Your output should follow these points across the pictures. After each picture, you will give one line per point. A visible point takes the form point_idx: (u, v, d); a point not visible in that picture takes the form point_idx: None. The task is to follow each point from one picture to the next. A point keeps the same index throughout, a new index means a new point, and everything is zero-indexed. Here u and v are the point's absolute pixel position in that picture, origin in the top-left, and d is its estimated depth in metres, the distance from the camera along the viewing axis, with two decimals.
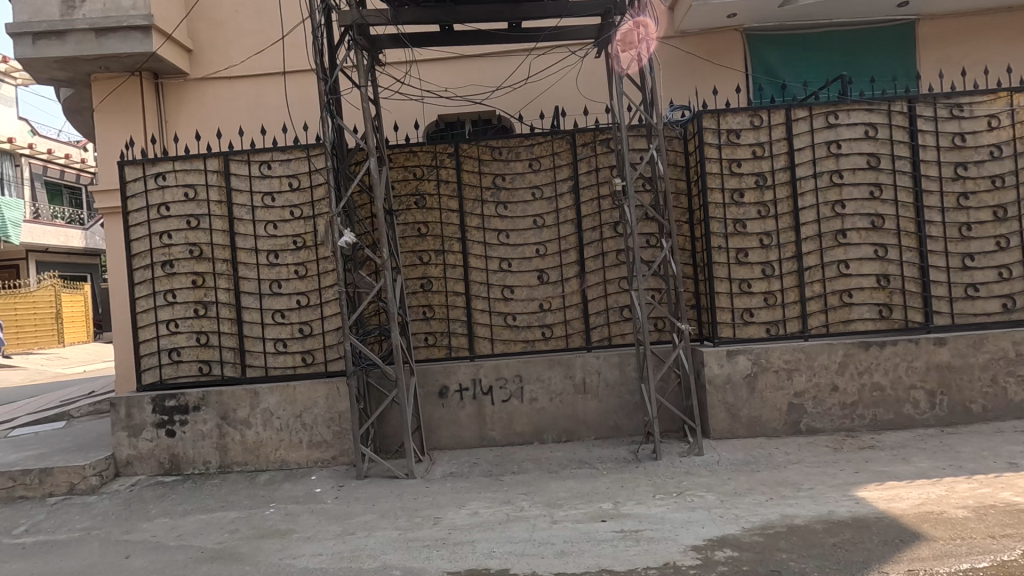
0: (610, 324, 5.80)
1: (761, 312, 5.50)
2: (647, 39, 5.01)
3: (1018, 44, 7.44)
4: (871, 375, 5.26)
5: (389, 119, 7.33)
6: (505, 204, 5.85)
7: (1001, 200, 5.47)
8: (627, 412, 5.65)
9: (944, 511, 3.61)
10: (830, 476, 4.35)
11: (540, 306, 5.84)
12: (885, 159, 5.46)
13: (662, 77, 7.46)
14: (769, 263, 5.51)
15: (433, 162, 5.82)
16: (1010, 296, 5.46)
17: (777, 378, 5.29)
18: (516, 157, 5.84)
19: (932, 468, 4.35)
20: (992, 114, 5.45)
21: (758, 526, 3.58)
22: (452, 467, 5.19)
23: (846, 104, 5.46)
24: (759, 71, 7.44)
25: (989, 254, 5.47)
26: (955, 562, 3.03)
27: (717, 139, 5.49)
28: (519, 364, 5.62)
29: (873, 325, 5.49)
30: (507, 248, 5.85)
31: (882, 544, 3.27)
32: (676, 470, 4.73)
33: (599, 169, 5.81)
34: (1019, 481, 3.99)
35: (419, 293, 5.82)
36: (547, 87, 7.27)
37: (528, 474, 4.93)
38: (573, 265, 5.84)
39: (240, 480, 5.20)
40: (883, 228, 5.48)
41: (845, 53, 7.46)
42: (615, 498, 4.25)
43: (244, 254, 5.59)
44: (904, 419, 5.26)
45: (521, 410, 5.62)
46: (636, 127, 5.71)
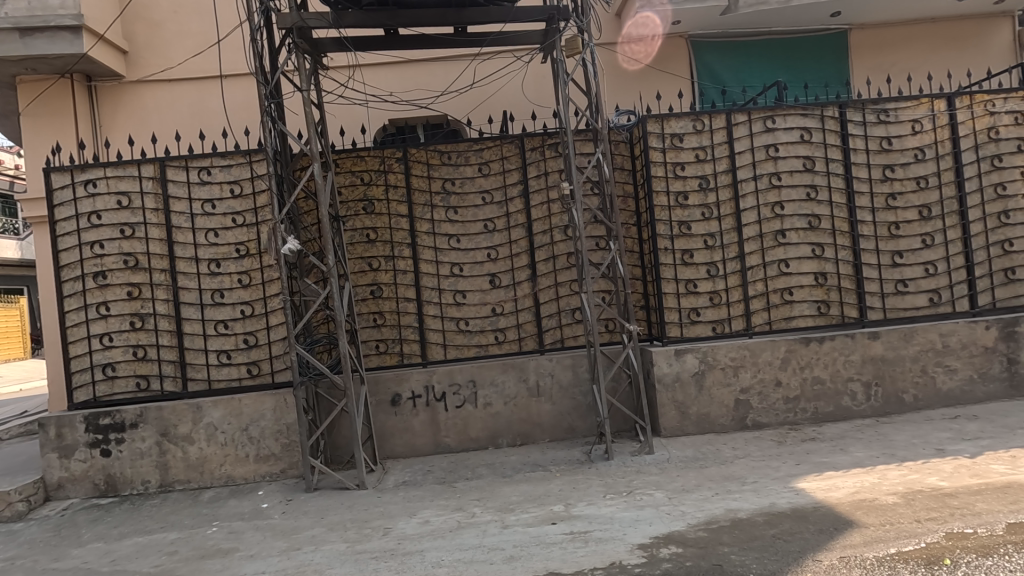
0: (563, 326, 5.84)
1: (706, 311, 5.65)
2: (591, 44, 5.07)
3: (943, 53, 7.90)
4: (812, 370, 5.46)
5: (334, 124, 7.26)
6: (456, 209, 5.83)
7: (926, 200, 5.77)
8: (580, 413, 5.69)
9: (876, 498, 3.77)
10: (773, 469, 4.49)
11: (492, 310, 5.83)
12: (819, 162, 5.70)
13: (608, 82, 7.62)
14: (713, 264, 5.66)
15: (381, 167, 5.76)
16: (936, 291, 5.77)
17: (724, 376, 5.43)
18: (466, 162, 5.83)
19: (867, 456, 4.54)
20: (915, 119, 5.76)
21: (703, 521, 3.66)
22: (404, 476, 5.11)
23: (782, 108, 5.66)
24: (703, 77, 7.66)
25: (916, 252, 5.77)
26: (883, 547, 3.15)
27: (661, 143, 5.62)
28: (472, 369, 5.59)
29: (813, 321, 5.70)
30: (458, 253, 5.82)
31: (817, 533, 3.39)
32: (627, 470, 4.80)
33: (548, 172, 5.85)
34: (945, 467, 4.20)
35: (369, 299, 5.73)
36: (493, 92, 7.35)
37: (482, 479, 4.91)
38: (525, 269, 5.85)
39: (182, 499, 5.00)
40: (820, 228, 5.70)
41: (782, 60, 7.78)
42: (567, 500, 4.27)
43: (183, 264, 5.38)
44: (843, 411, 5.48)
45: (475, 415, 5.60)
46: (583, 132, 5.80)
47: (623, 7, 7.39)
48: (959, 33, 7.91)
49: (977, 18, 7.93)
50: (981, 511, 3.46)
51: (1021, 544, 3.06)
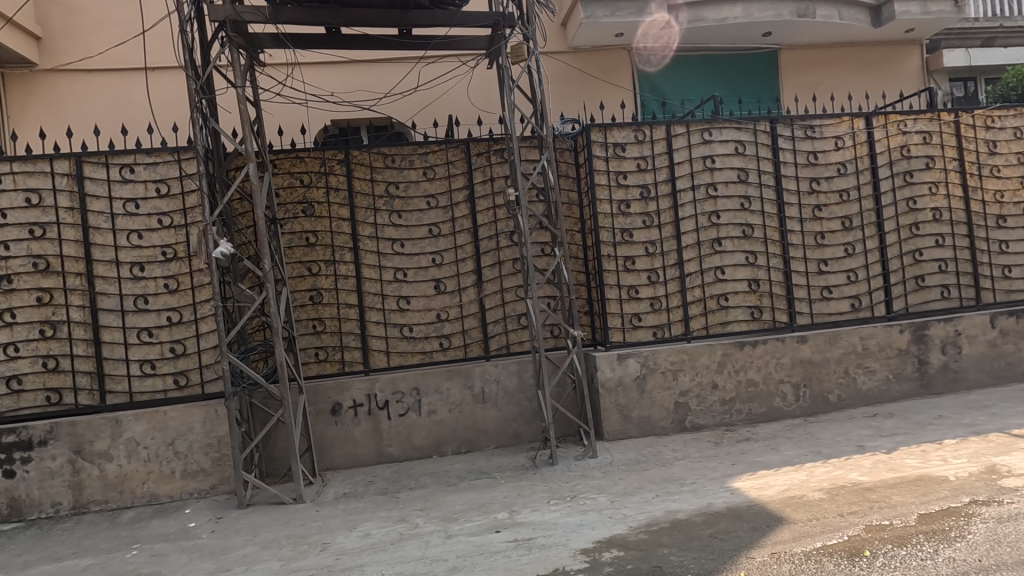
0: (508, 332, 5.83)
1: (648, 316, 5.80)
2: (536, 52, 5.10)
3: (862, 75, 8.48)
4: (746, 372, 5.69)
5: (272, 122, 7.10)
6: (400, 213, 5.72)
7: (848, 212, 6.16)
8: (526, 419, 5.68)
9: (804, 495, 3.96)
10: (711, 470, 4.63)
11: (437, 316, 5.75)
12: (752, 174, 5.98)
13: (554, 90, 7.75)
14: (654, 271, 5.81)
15: (322, 169, 5.59)
16: (857, 296, 6.15)
17: (664, 379, 5.57)
18: (410, 165, 5.74)
19: (796, 455, 4.77)
20: (838, 136, 6.14)
21: (644, 524, 3.72)
22: (345, 488, 4.95)
23: (718, 122, 5.91)
24: (644, 90, 7.94)
25: (840, 260, 6.14)
26: (810, 542, 3.31)
27: (604, 152, 5.74)
28: (416, 377, 5.49)
29: (747, 325, 5.95)
30: (402, 257, 5.72)
31: (751, 530, 3.52)
32: (572, 474, 4.83)
33: (494, 178, 5.85)
34: (866, 463, 4.46)
35: (309, 305, 5.54)
36: (438, 95, 7.40)
37: (425, 489, 4.81)
38: (470, 274, 5.81)
39: (98, 522, 4.63)
40: (753, 236, 5.97)
41: (718, 75, 8.14)
42: (511, 507, 4.25)
43: (102, 267, 5.01)
44: (775, 411, 5.74)
45: (419, 423, 5.50)
46: (528, 139, 5.86)
47: (567, 17, 7.54)
48: (876, 57, 8.52)
49: (892, 44, 8.56)
50: (896, 503, 3.69)
51: (932, 534, 3.27)
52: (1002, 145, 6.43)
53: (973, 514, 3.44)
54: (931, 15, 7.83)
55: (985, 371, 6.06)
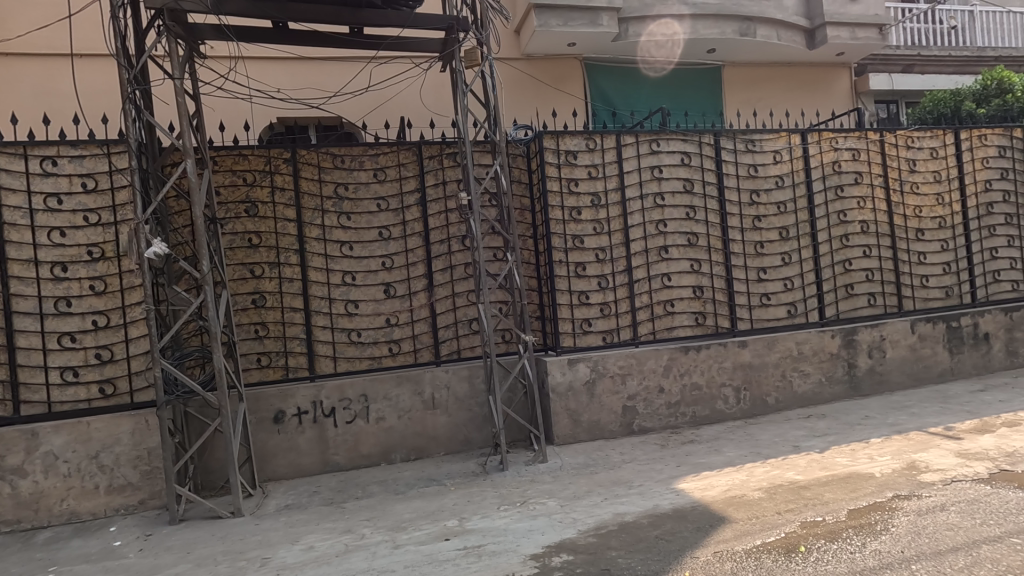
0: (459, 337, 5.77)
1: (597, 321, 5.89)
2: (490, 57, 5.10)
3: (797, 93, 8.98)
4: (691, 376, 5.87)
5: (213, 118, 6.85)
6: (349, 215, 5.59)
7: (785, 223, 6.47)
8: (476, 425, 5.64)
9: (745, 494, 4.11)
10: (657, 472, 4.74)
11: (386, 321, 5.63)
12: (697, 184, 6.20)
13: (507, 96, 7.82)
14: (604, 277, 5.92)
15: (267, 168, 5.38)
16: (793, 303, 6.46)
17: (613, 384, 5.67)
18: (360, 167, 5.62)
19: (737, 456, 4.95)
20: (776, 150, 6.46)
21: (593, 527, 3.76)
22: (287, 499, 4.75)
23: (666, 133, 6.10)
24: (595, 99, 8.10)
25: (777, 269, 6.44)
26: (750, 540, 3.43)
27: (557, 159, 5.82)
28: (364, 383, 5.36)
29: (691, 331, 6.14)
30: (351, 260, 5.58)
31: (695, 531, 3.61)
32: (522, 479, 4.83)
33: (446, 182, 5.81)
34: (801, 462, 4.69)
35: (251, 309, 5.31)
36: (390, 96, 7.37)
37: (372, 498, 4.68)
38: (421, 278, 5.72)
39: (9, 544, 4.25)
40: (697, 244, 6.18)
41: (666, 88, 8.40)
42: (460, 514, 4.19)
43: (18, 267, 4.63)
44: (718, 414, 5.94)
45: (367, 431, 5.36)
46: (481, 143, 5.85)
47: (521, 24, 7.61)
48: (810, 77, 9.04)
49: (824, 65, 9.11)
50: (828, 500, 3.88)
51: (860, 528, 3.46)
52: (920, 163, 6.94)
53: (897, 508, 3.67)
54: (858, 40, 8.39)
55: (906, 373, 6.50)
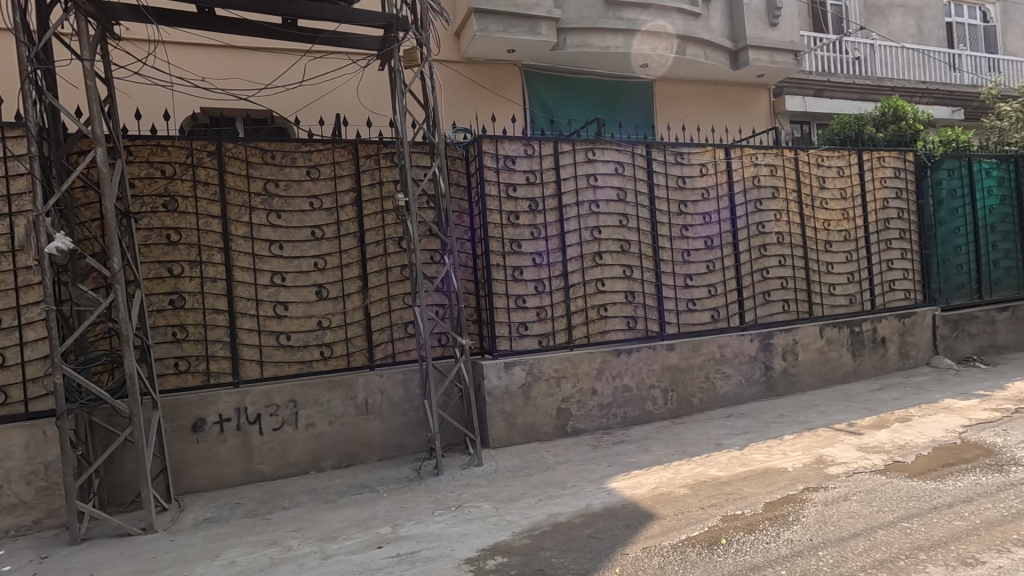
0: (394, 340, 5.64)
1: (534, 325, 5.96)
2: (430, 59, 5.05)
3: (722, 110, 9.53)
4: (622, 378, 6.06)
5: (129, 104, 6.42)
6: (279, 213, 5.37)
7: (710, 232, 6.83)
8: (411, 430, 5.55)
9: (672, 491, 4.30)
10: (590, 472, 4.85)
11: (318, 324, 5.43)
12: (630, 193, 6.43)
13: (446, 99, 7.80)
14: (541, 281, 6.01)
15: (189, 161, 5.07)
16: (716, 308, 6.82)
17: (548, 386, 5.76)
18: (292, 163, 5.41)
19: (665, 454, 5.16)
20: (703, 163, 6.82)
21: (527, 529, 3.80)
22: (207, 513, 4.48)
23: (601, 143, 6.28)
24: (533, 106, 8.23)
25: (703, 276, 6.78)
26: (676, 534, 3.59)
27: (495, 163, 5.86)
28: (293, 388, 5.15)
29: (623, 334, 6.35)
30: (280, 261, 5.35)
31: (625, 528, 3.73)
32: (458, 483, 4.80)
33: (383, 182, 5.70)
34: (722, 459, 4.96)
35: (168, 310, 4.98)
36: (325, 92, 7.19)
37: (301, 508, 4.50)
38: (355, 280, 5.57)
39: None
40: (629, 251, 6.41)
41: (602, 99, 8.65)
42: (394, 521, 4.11)
43: None
44: (647, 415, 6.17)
45: (295, 438, 5.16)
46: (420, 145, 5.79)
47: (461, 27, 7.61)
48: (734, 96, 9.61)
49: (746, 85, 9.71)
50: (747, 494, 4.13)
51: (774, 519, 3.70)
52: (829, 180, 7.54)
53: (806, 499, 3.95)
54: (776, 64, 9.04)
55: (816, 374, 7.02)
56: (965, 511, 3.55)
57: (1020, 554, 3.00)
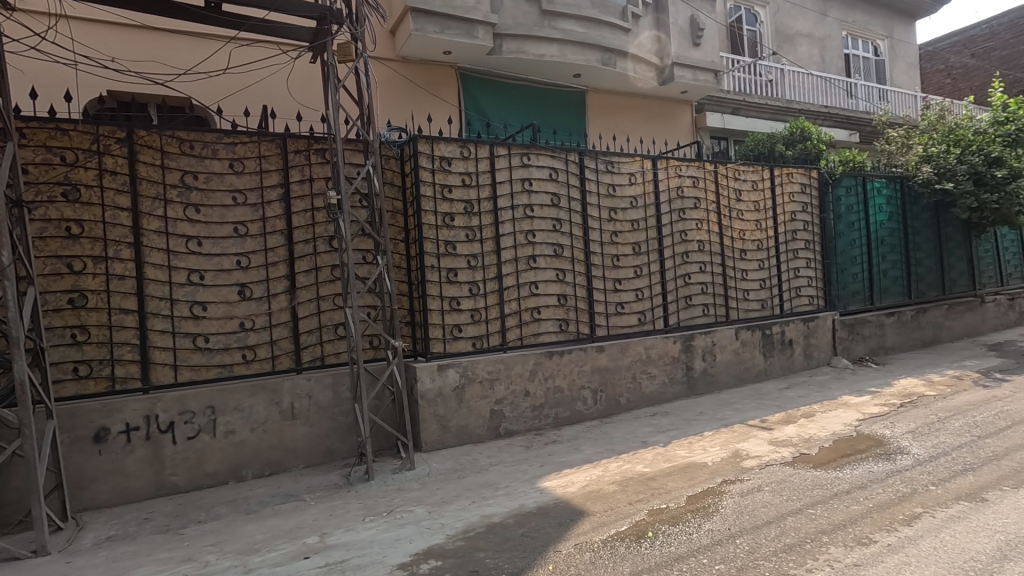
0: (323, 343, 5.44)
1: (467, 327, 5.95)
2: (365, 54, 4.92)
3: (649, 123, 9.98)
4: (554, 380, 6.18)
5: (23, 83, 5.83)
6: (197, 207, 5.04)
7: (638, 239, 7.12)
8: (340, 435, 5.37)
9: (601, 488, 4.43)
10: (523, 473, 4.91)
11: (239, 325, 5.15)
12: (563, 199, 6.58)
13: (380, 97, 7.67)
14: (475, 283, 6.02)
15: (94, 147, 4.66)
16: (643, 312, 7.11)
17: (481, 388, 5.76)
18: (213, 155, 5.11)
19: (594, 453, 5.31)
20: (632, 173, 7.10)
21: (461, 531, 3.79)
22: (110, 530, 4.12)
23: (536, 148, 6.39)
24: (469, 108, 8.26)
25: (631, 281, 7.05)
26: (606, 530, 3.71)
27: (430, 164, 5.81)
28: (211, 393, 4.85)
29: (556, 337, 6.47)
30: (199, 258, 5.03)
31: (557, 526, 3.81)
32: (389, 488, 4.70)
33: (313, 178, 5.50)
34: (648, 456, 5.17)
35: (67, 310, 4.54)
36: (250, 82, 6.87)
37: (218, 520, 4.24)
38: (281, 280, 5.33)
39: None
40: (562, 255, 6.55)
41: (536, 106, 8.81)
42: (321, 529, 3.97)
43: None
44: (578, 415, 6.32)
45: (213, 447, 4.85)
46: (353, 142, 5.64)
47: (396, 25, 7.50)
48: (659, 110, 10.09)
49: (671, 100, 10.22)
50: (671, 489, 4.33)
51: (696, 511, 3.91)
52: (745, 193, 8.08)
53: (725, 492, 4.21)
54: (698, 82, 9.59)
55: (732, 374, 7.49)
56: (861, 496, 3.91)
57: (905, 532, 3.34)
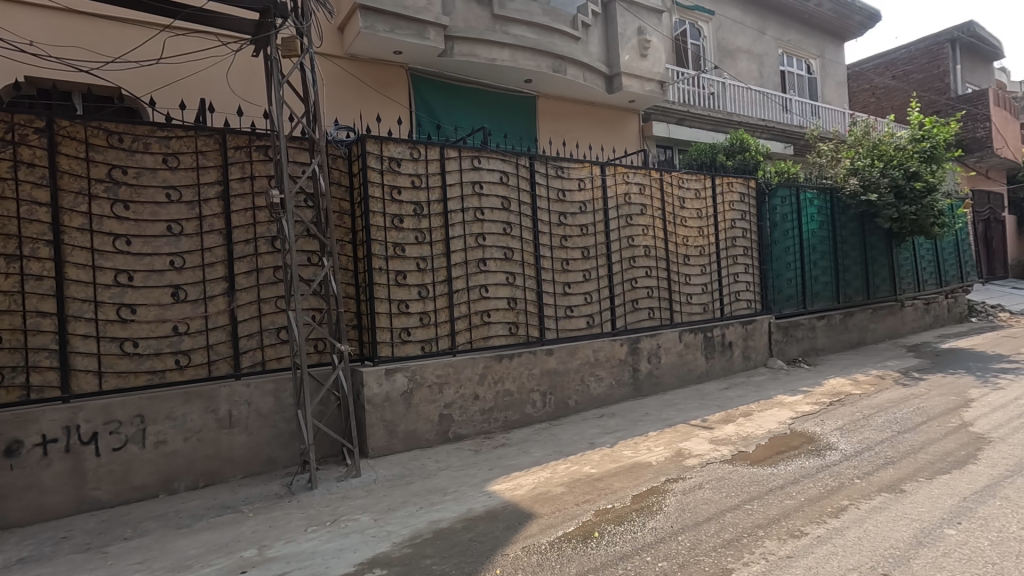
0: (264, 347, 5.23)
1: (416, 331, 5.87)
2: (311, 50, 4.78)
3: (598, 130, 10.18)
4: (503, 383, 6.18)
5: None
6: (126, 204, 4.76)
7: (587, 243, 7.24)
8: (281, 443, 5.18)
9: (550, 490, 4.46)
10: (471, 477, 4.88)
11: (173, 329, 4.88)
12: (513, 203, 6.61)
13: (327, 94, 7.48)
14: (425, 286, 5.95)
15: (8, 137, 4.32)
16: (592, 315, 7.22)
17: (430, 393, 5.70)
18: (144, 149, 4.84)
19: (543, 455, 5.34)
20: (581, 178, 7.22)
21: (407, 538, 3.72)
22: (22, 552, 3.80)
23: (486, 151, 6.39)
24: (419, 110, 8.17)
25: (580, 284, 7.15)
26: (553, 531, 3.74)
27: (379, 164, 5.71)
28: (140, 401, 4.57)
29: (506, 340, 6.48)
30: (127, 258, 4.74)
31: (505, 529, 3.81)
32: (333, 496, 4.57)
33: (254, 176, 5.29)
34: (595, 457, 5.25)
35: None
36: (186, 74, 6.55)
37: (147, 536, 3.99)
38: (220, 281, 5.09)
39: None
40: (512, 259, 6.58)
41: (488, 109, 8.82)
42: (260, 542, 3.80)
43: None
44: (527, 418, 6.35)
45: (142, 458, 4.57)
46: (297, 140, 5.47)
47: (344, 21, 7.34)
48: (608, 118, 10.32)
49: (619, 109, 10.47)
50: (617, 489, 4.42)
51: (641, 510, 4.00)
52: (688, 201, 8.37)
53: (668, 490, 4.33)
54: (645, 92, 9.88)
55: (675, 375, 7.73)
56: (794, 491, 4.11)
57: (833, 524, 3.54)
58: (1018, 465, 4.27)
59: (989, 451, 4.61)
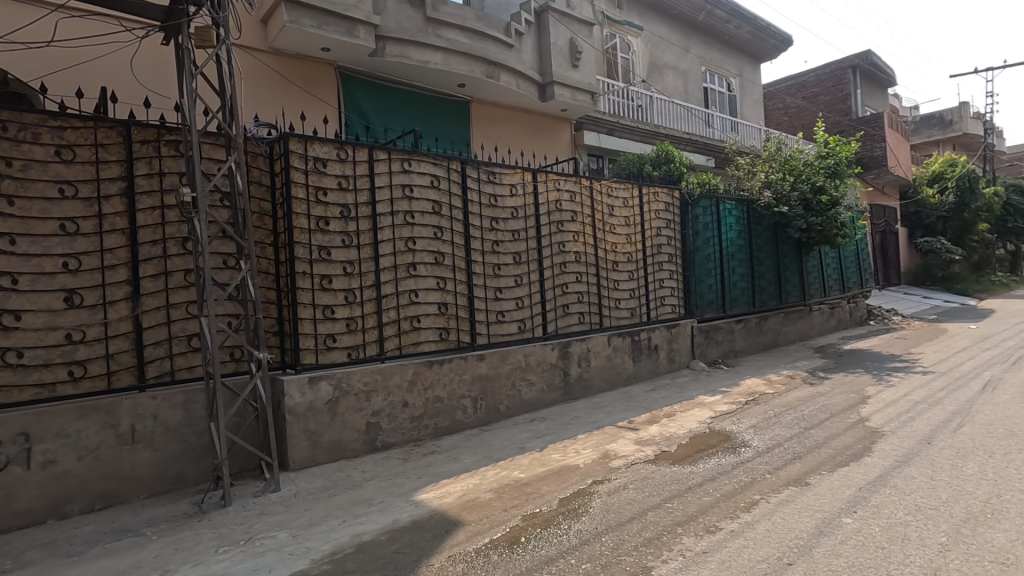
0: (173, 356, 4.88)
1: (342, 337, 5.67)
2: (228, 42, 4.52)
3: (530, 137, 10.30)
4: (433, 390, 6.09)
5: None
6: (11, 199, 4.31)
7: (518, 249, 7.29)
8: (192, 458, 4.84)
9: (477, 497, 4.43)
10: (398, 486, 4.76)
11: (65, 337, 4.45)
12: (445, 207, 6.55)
13: (247, 89, 7.13)
14: (351, 291, 5.76)
15: None
16: (524, 320, 7.26)
17: (356, 401, 5.51)
18: (33, 139, 4.40)
19: (472, 462, 5.30)
20: (513, 184, 7.27)
21: (327, 554, 3.57)
22: None
23: (417, 155, 6.30)
24: (348, 110, 7.95)
25: (511, 289, 7.18)
26: (479, 538, 3.71)
27: (303, 164, 5.49)
28: (25, 418, 4.13)
29: (436, 346, 6.39)
30: (11, 259, 4.29)
31: (431, 539, 3.74)
32: (249, 513, 4.31)
33: (163, 173, 4.94)
34: (524, 461, 5.27)
35: None
36: (85, 59, 6.04)
37: (30, 568, 3.60)
38: (122, 285, 4.70)
39: None
40: (443, 264, 6.51)
41: (420, 112, 8.71)
42: (164, 567, 3.52)
43: None
44: (457, 424, 6.29)
45: (27, 480, 4.13)
46: (212, 136, 5.15)
47: (268, 15, 7.03)
48: (540, 125, 10.47)
49: (551, 116, 10.65)
50: (544, 493, 4.45)
51: (567, 513, 4.05)
52: (617, 209, 8.62)
53: (594, 492, 4.40)
54: (576, 101, 10.11)
55: (604, 379, 7.91)
56: (711, 488, 4.30)
57: (745, 518, 3.72)
58: (906, 456, 4.67)
59: (882, 444, 5.03)
